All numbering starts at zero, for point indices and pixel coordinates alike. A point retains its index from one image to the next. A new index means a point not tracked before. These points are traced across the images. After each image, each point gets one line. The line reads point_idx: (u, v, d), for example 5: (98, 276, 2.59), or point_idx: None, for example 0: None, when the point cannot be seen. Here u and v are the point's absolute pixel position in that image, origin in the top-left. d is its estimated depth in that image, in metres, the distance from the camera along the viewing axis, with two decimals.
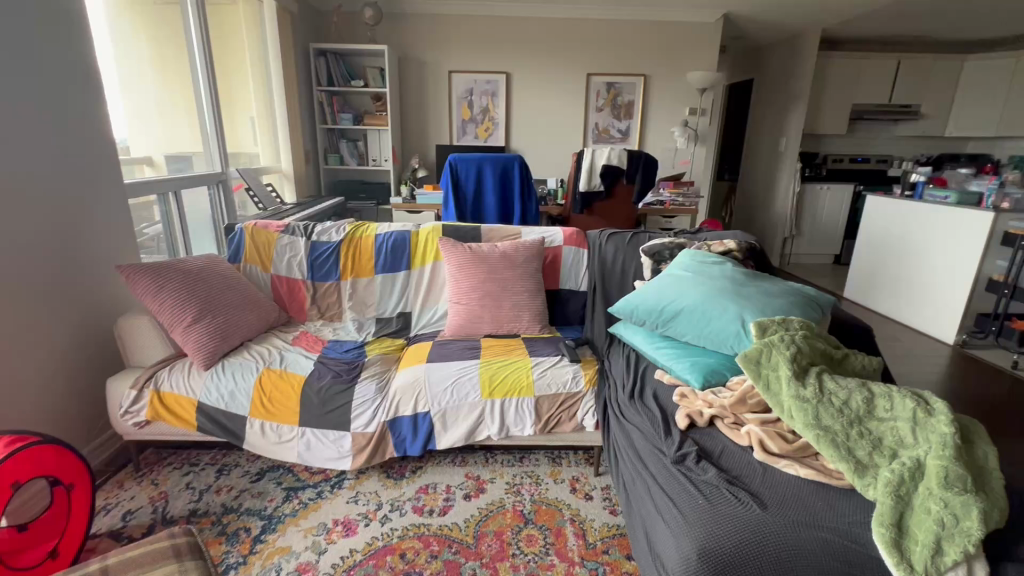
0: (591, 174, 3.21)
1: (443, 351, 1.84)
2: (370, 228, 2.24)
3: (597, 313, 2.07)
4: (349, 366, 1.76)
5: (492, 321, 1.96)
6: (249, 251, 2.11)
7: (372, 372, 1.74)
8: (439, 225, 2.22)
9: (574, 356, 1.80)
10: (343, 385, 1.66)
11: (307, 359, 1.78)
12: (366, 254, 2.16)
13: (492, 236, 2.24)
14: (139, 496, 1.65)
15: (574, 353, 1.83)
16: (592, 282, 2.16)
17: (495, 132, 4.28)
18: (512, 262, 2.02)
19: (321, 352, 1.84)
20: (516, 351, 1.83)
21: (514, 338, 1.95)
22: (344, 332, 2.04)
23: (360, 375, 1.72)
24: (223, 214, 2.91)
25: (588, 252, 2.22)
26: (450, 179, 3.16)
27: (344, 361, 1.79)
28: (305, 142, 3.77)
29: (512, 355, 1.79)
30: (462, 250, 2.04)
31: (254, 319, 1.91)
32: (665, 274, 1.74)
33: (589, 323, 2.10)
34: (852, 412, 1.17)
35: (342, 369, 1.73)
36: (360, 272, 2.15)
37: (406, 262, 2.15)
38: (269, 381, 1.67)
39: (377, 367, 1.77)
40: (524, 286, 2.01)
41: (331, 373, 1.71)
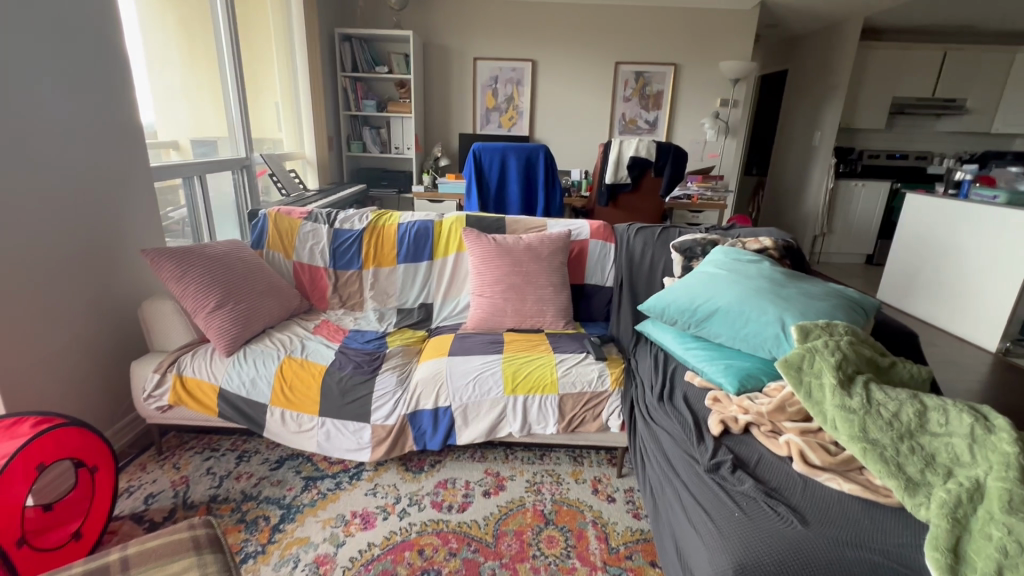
0: (618, 166, 3.13)
1: (465, 344, 1.80)
2: (394, 217, 2.22)
3: (625, 310, 2.00)
4: (368, 358, 1.71)
5: (515, 315, 1.91)
6: (272, 237, 2.11)
7: (393, 363, 1.70)
8: (463, 215, 2.18)
9: (601, 356, 1.74)
10: (363, 376, 1.64)
11: (327, 348, 1.74)
12: (390, 243, 2.13)
13: (516, 228, 2.18)
14: (161, 479, 1.66)
15: (601, 352, 1.77)
16: (619, 279, 2.09)
17: (519, 122, 4.21)
18: (538, 255, 1.97)
19: (341, 341, 1.80)
20: (536, 349, 1.77)
21: (539, 335, 1.89)
22: (364, 322, 1.98)
23: (380, 368, 1.67)
24: (247, 199, 2.90)
25: (615, 246, 2.16)
26: (473, 168, 3.10)
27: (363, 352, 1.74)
28: (329, 128, 3.75)
29: (531, 353, 1.74)
30: (486, 241, 1.99)
31: (276, 306, 1.90)
32: (700, 271, 1.65)
33: (615, 321, 2.03)
34: (903, 425, 1.09)
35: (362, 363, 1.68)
36: (382, 262, 2.12)
37: (429, 253, 2.12)
38: (291, 371, 1.64)
39: (395, 361, 1.71)
40: (549, 280, 1.95)
41: (350, 365, 1.66)
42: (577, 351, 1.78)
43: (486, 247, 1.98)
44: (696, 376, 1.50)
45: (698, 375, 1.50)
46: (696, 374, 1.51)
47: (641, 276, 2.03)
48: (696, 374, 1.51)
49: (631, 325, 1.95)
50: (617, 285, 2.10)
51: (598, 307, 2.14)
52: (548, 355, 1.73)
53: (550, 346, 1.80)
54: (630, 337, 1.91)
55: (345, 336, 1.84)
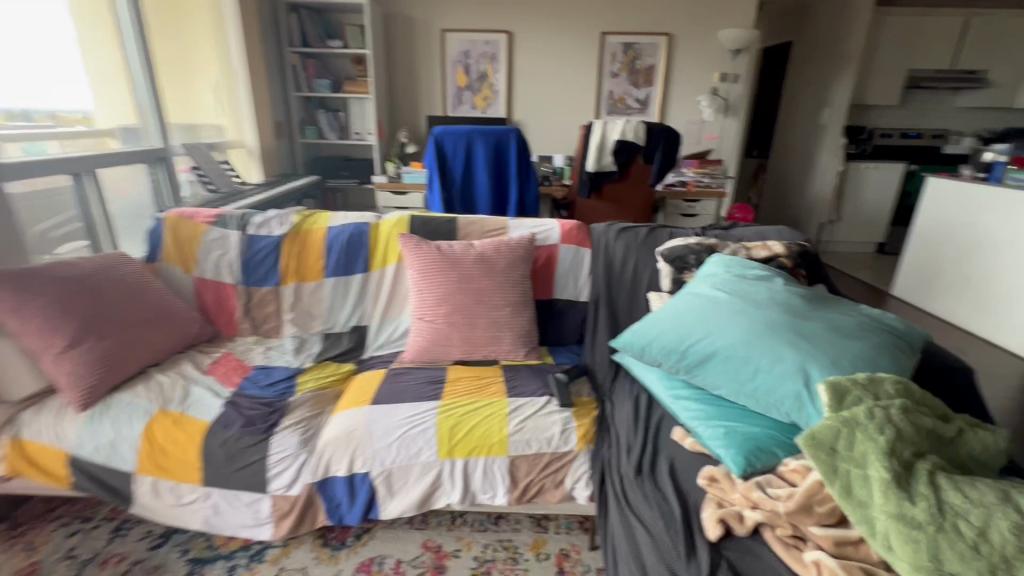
0: (602, 151, 2.72)
1: (396, 385, 1.43)
2: (323, 219, 1.83)
3: (602, 335, 1.62)
4: (261, 412, 1.30)
5: (463, 344, 1.53)
6: (169, 247, 1.73)
7: (298, 417, 1.31)
8: (405, 216, 1.79)
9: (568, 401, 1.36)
10: (255, 438, 1.25)
11: (213, 395, 1.35)
12: (316, 252, 1.76)
13: (471, 231, 1.79)
14: (3, 569, 1.29)
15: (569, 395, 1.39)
16: (596, 295, 1.71)
17: (495, 102, 3.77)
18: (493, 269, 1.58)
19: (235, 386, 1.40)
20: (481, 394, 1.38)
21: (495, 371, 1.50)
22: (276, 355, 1.59)
23: (275, 427, 1.27)
24: (167, 196, 2.52)
25: (591, 252, 1.78)
26: (435, 156, 2.69)
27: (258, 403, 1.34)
28: (275, 113, 3.32)
29: (473, 400, 1.35)
30: (427, 252, 1.60)
31: (162, 338, 1.51)
32: (692, 294, 1.26)
33: (590, 346, 1.65)
34: (996, 549, 0.71)
35: (252, 421, 1.28)
36: (308, 275, 1.74)
37: (365, 263, 1.74)
38: (162, 432, 1.26)
39: (297, 418, 1.30)
40: (506, 298, 1.56)
41: (237, 424, 1.27)
42: (538, 393, 1.40)
43: (428, 259, 1.58)
44: (689, 439, 1.12)
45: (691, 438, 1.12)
46: (689, 436, 1.13)
47: (621, 290, 1.66)
48: (689, 436, 1.13)
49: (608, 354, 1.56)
50: (593, 302, 1.72)
51: (571, 329, 1.75)
52: (495, 403, 1.34)
53: (503, 389, 1.41)
54: (607, 370, 1.53)
55: (245, 377, 1.45)
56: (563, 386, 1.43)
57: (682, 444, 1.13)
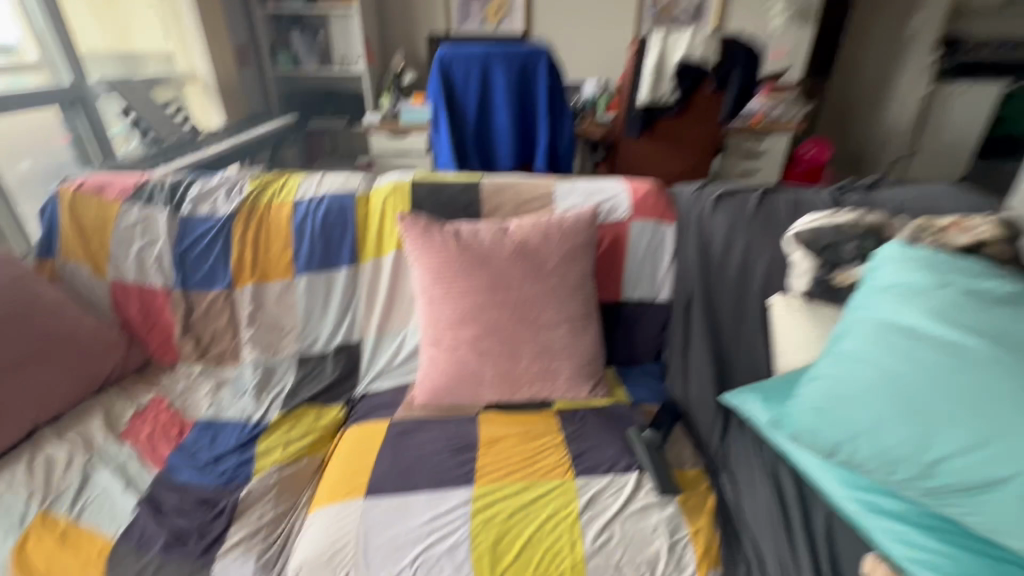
0: (659, 77, 2.07)
1: (404, 454, 0.95)
2: (290, 188, 1.30)
3: (700, 359, 1.11)
4: (194, 519, 0.83)
5: (499, 383, 1.04)
6: (70, 237, 1.20)
7: (254, 526, 0.83)
8: (405, 183, 1.25)
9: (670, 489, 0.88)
10: (183, 570, 0.77)
11: (124, 488, 0.87)
12: (280, 239, 1.24)
13: (501, 203, 1.24)
14: None
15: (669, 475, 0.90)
16: (686, 296, 1.18)
17: (510, 15, 3.02)
18: (542, 269, 1.05)
19: (161, 465, 0.92)
20: (536, 481, 0.89)
21: (552, 430, 1.00)
22: (225, 399, 1.09)
23: (216, 548, 0.80)
24: (94, 150, 1.94)
25: (673, 229, 1.23)
26: (441, 88, 2.06)
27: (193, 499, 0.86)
28: (235, 35, 2.63)
29: (525, 497, 0.86)
30: (440, 244, 1.06)
31: (57, 382, 1.02)
32: (867, 321, 0.75)
33: (679, 374, 1.15)
34: None
35: (182, 536, 0.81)
36: (271, 273, 1.23)
37: (351, 254, 1.23)
38: (39, 562, 0.78)
39: (252, 526, 0.83)
40: (561, 312, 1.05)
41: (156, 547, 0.79)
42: (621, 472, 0.91)
43: (442, 256, 1.05)
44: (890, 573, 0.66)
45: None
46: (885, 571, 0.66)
47: (724, 290, 1.14)
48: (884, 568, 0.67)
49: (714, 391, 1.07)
50: (681, 306, 1.20)
51: (646, 341, 1.25)
52: (560, 503, 0.86)
53: (570, 469, 0.92)
54: (712, 418, 1.04)
55: (178, 444, 0.96)
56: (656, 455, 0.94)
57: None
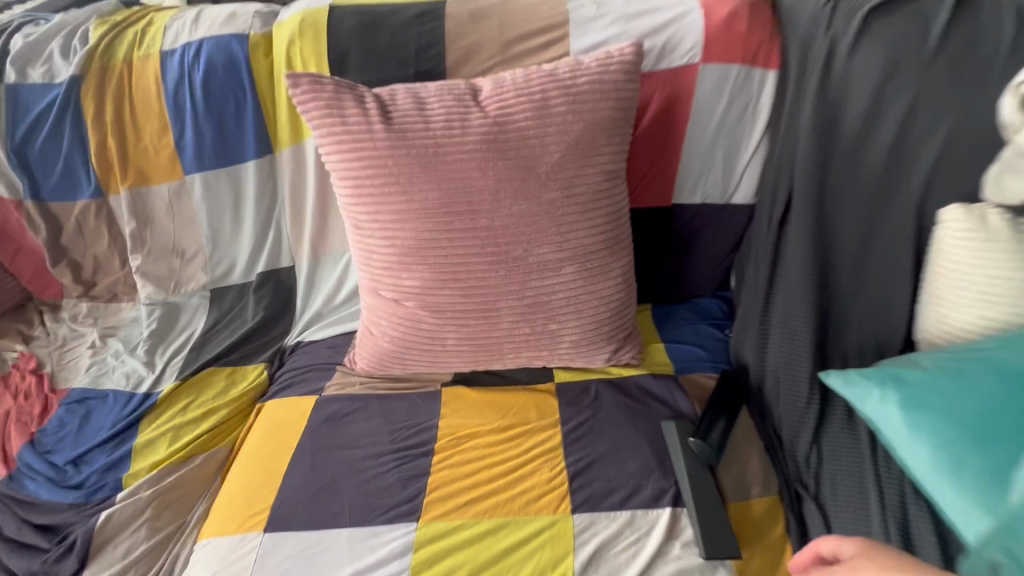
0: None
1: (329, 457, 0.66)
2: (157, 30, 0.83)
3: (793, 313, 0.68)
4: (34, 559, 0.60)
5: (468, 351, 0.68)
6: None
7: (116, 568, 0.60)
8: (319, 11, 0.76)
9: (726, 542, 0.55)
10: None
11: None
12: (153, 118, 0.82)
13: (475, 44, 0.73)
14: None
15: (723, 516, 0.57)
16: (782, 204, 0.70)
17: None
18: (530, 174, 0.61)
19: (10, 467, 0.68)
20: (513, 518, 0.59)
21: (546, 425, 0.67)
22: (109, 356, 0.81)
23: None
24: None
25: (776, 79, 0.73)
26: None
27: (41, 527, 0.63)
28: None
29: (493, 548, 0.57)
30: (357, 130, 0.61)
31: None
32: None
33: (752, 329, 0.73)
34: None
35: None
36: (152, 170, 0.84)
37: (259, 138, 0.82)
38: None
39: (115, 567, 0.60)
40: (564, 243, 0.63)
41: None
42: (646, 507, 0.59)
43: (361, 152, 0.61)
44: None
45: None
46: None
47: (846, 194, 0.67)
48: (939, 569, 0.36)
49: (810, 367, 0.66)
50: (771, 218, 0.72)
51: (706, 267, 0.82)
52: (544, 561, 0.56)
53: (566, 497, 0.60)
54: (800, 409, 0.66)
55: (35, 434, 0.71)
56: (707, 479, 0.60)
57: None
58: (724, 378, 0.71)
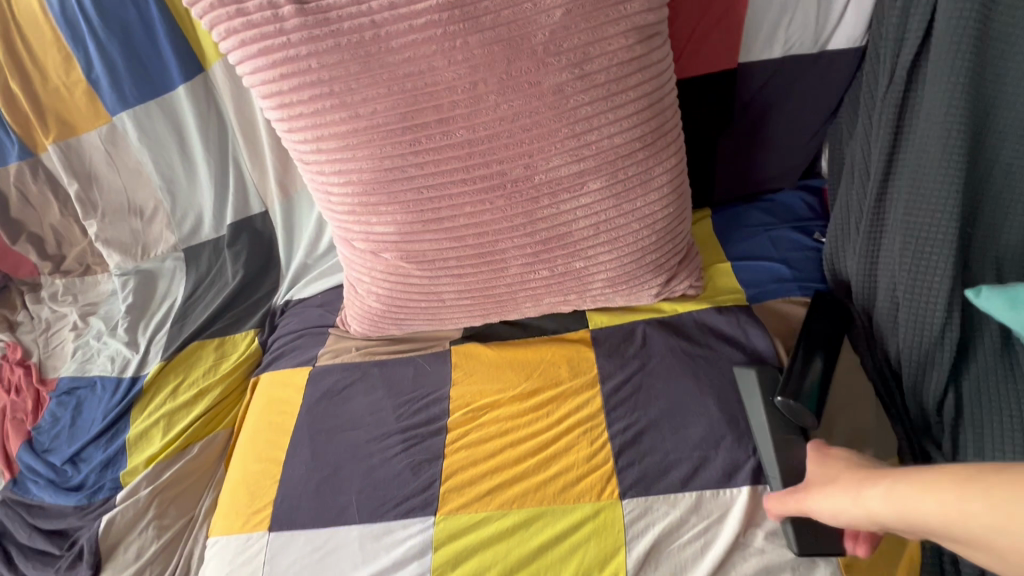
0: None
1: (330, 441, 0.56)
2: None
3: (922, 207, 0.47)
4: (49, 568, 0.57)
5: (473, 305, 0.53)
6: None
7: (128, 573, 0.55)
8: None
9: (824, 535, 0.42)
10: None
11: None
12: (49, 46, 0.65)
13: None
14: None
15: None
16: (915, 42, 0.46)
17: None
18: (520, 52, 0.41)
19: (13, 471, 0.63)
20: (549, 507, 0.48)
21: (581, 386, 0.53)
22: (92, 338, 0.73)
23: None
24: None
25: None
26: None
27: (52, 532, 0.59)
28: None
29: (528, 545, 0.46)
30: (261, 22, 0.41)
31: None
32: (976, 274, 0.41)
33: (856, 234, 0.54)
34: None
35: None
36: (74, 116, 0.69)
37: (179, 51, 0.64)
38: None
39: (127, 572, 0.55)
40: (581, 148, 0.44)
41: None
42: (717, 487, 0.46)
43: (274, 58, 0.42)
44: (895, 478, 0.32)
45: (898, 477, 0.32)
46: (892, 472, 0.33)
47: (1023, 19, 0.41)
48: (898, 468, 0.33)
49: (949, 282, 0.46)
50: (893, 67, 0.48)
51: (784, 149, 0.61)
52: (591, 559, 0.45)
53: (613, 477, 0.48)
54: (927, 339, 0.47)
55: (31, 433, 0.66)
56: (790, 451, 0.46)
57: (847, 480, 0.35)
58: (817, 303, 0.53)
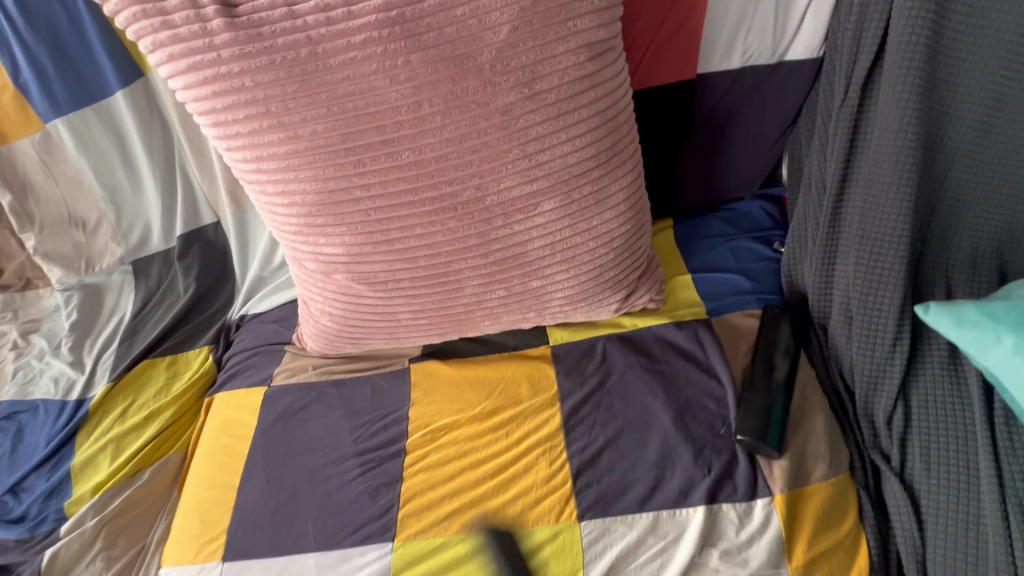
0: None
1: (285, 465, 0.54)
2: None
3: (874, 225, 0.47)
4: None
5: (429, 325, 0.52)
6: None
7: None
8: None
9: (775, 553, 0.43)
10: None
11: None
12: None
13: None
14: None
15: (768, 514, 0.44)
16: (867, 61, 0.46)
17: None
18: (466, 71, 0.39)
19: None
20: (507, 530, 0.47)
21: (541, 404, 0.52)
22: (34, 358, 0.69)
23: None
24: None
25: None
26: None
27: None
28: None
29: (485, 570, 0.46)
30: (189, 36, 0.38)
31: None
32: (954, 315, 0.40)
33: (813, 247, 0.54)
34: None
35: None
36: (3, 123, 0.65)
37: (114, 54, 0.60)
38: None
39: None
40: (533, 169, 0.43)
41: None
42: (673, 507, 0.46)
43: (205, 75, 0.39)
44: None
45: None
46: None
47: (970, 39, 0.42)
48: None
49: (899, 298, 0.47)
50: (848, 84, 0.48)
51: (743, 159, 0.60)
52: None
53: (571, 498, 0.47)
54: (878, 355, 0.47)
55: None
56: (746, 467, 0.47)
57: None
58: (768, 319, 0.54)
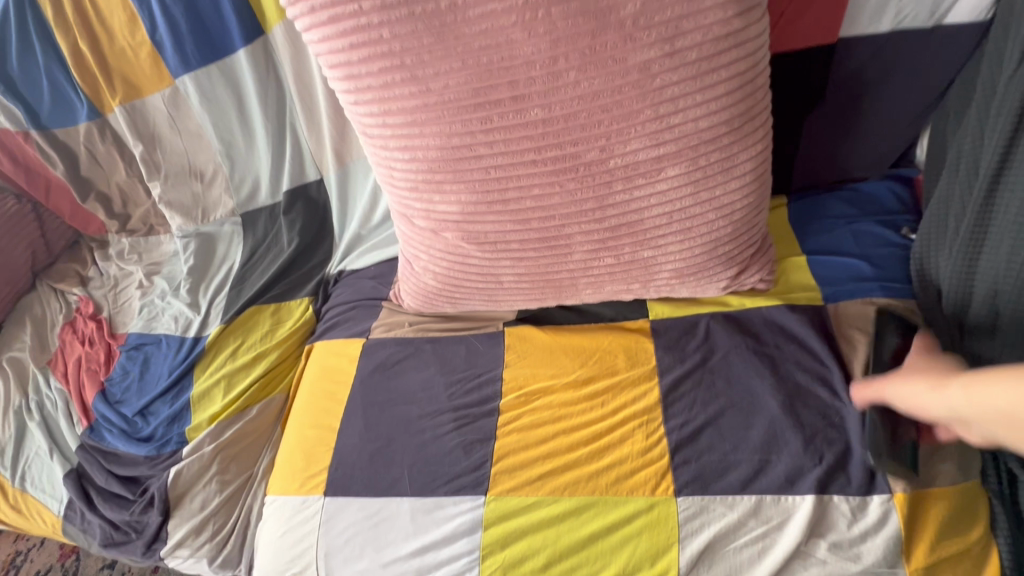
0: None
1: (383, 413, 0.57)
2: None
3: None
4: (124, 510, 0.61)
5: (530, 289, 0.52)
6: None
7: (195, 522, 0.58)
8: None
9: (891, 552, 0.41)
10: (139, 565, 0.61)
11: (50, 455, 0.66)
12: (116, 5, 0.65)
13: None
14: None
15: (886, 511, 0.42)
16: None
17: None
18: (607, 25, 0.38)
19: (88, 419, 0.67)
20: (601, 497, 0.47)
21: (639, 377, 0.52)
22: (157, 297, 0.76)
23: (160, 546, 0.58)
24: None
25: None
26: None
27: (126, 477, 0.63)
28: None
29: (577, 532, 0.46)
30: None
31: None
32: None
33: (954, 236, 0.48)
34: None
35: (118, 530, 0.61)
36: (138, 77, 0.70)
37: (240, 12, 0.63)
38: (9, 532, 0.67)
39: (194, 521, 0.58)
40: (662, 132, 0.41)
41: (97, 540, 0.61)
42: (778, 492, 0.44)
43: (344, 26, 0.40)
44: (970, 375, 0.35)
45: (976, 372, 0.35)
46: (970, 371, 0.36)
47: None
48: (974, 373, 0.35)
49: None
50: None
51: (875, 135, 0.56)
52: (642, 552, 0.45)
53: (668, 473, 0.47)
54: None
55: (105, 384, 0.69)
56: (860, 460, 0.44)
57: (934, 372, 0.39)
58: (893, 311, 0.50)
